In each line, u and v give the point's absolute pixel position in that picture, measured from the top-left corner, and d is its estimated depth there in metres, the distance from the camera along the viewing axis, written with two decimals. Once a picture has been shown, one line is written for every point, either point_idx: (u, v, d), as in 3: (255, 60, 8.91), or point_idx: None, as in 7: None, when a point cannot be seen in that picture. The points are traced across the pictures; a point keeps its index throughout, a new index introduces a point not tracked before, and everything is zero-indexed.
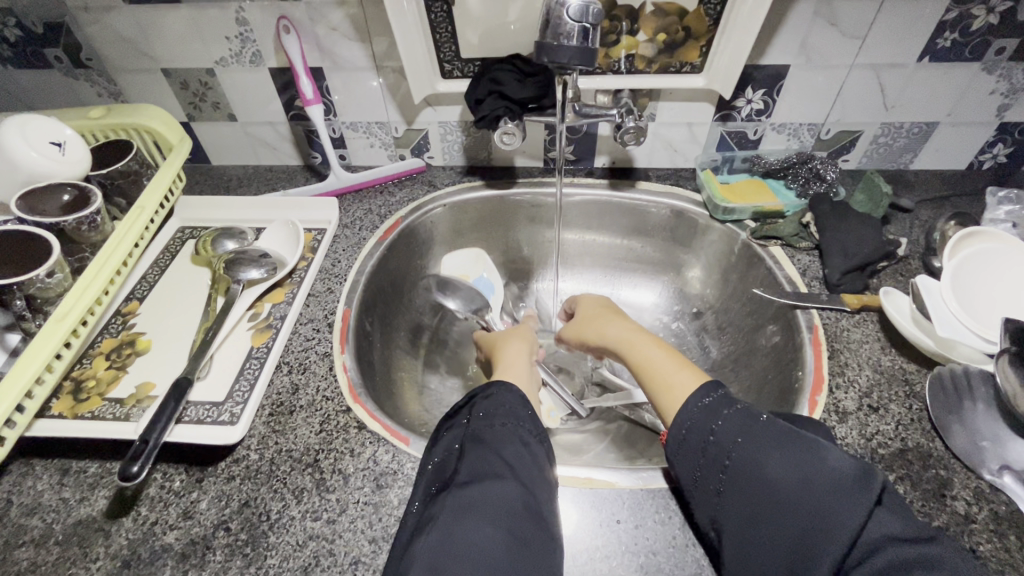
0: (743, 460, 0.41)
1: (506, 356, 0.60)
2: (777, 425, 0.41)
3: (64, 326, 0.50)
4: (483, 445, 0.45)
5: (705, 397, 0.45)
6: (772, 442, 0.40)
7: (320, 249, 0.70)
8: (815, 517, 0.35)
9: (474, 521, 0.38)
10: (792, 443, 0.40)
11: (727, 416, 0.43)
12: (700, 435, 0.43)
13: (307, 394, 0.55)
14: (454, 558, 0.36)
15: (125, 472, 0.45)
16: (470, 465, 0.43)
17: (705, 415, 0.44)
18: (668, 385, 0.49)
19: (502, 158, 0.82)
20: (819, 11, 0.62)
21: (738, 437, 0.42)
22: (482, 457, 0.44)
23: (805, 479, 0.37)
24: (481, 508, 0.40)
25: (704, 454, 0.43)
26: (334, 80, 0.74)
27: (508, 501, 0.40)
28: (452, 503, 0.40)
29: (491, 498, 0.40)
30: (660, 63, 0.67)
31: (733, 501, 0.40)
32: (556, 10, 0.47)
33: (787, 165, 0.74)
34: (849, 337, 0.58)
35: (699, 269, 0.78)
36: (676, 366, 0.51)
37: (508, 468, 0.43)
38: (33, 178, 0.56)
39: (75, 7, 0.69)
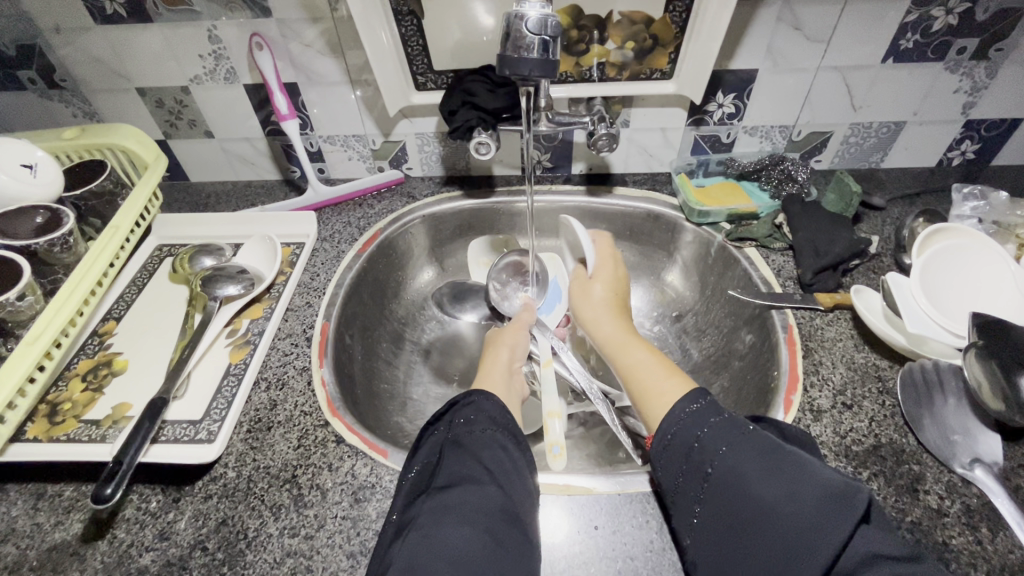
0: (725, 469, 0.41)
1: (494, 361, 0.60)
2: (761, 437, 0.42)
3: (36, 349, 0.50)
4: (463, 450, 0.45)
5: (693, 403, 0.46)
6: (759, 453, 0.41)
7: (298, 263, 0.70)
8: (796, 525, 0.36)
9: (454, 523, 0.39)
10: (779, 454, 0.40)
11: (713, 425, 0.44)
12: (687, 442, 0.44)
13: (285, 409, 0.55)
14: (431, 559, 0.36)
15: (98, 494, 0.44)
16: (448, 469, 0.44)
17: (693, 420, 0.45)
18: (657, 392, 0.51)
19: (480, 168, 0.83)
20: (783, 16, 0.63)
21: (722, 446, 0.42)
22: (462, 461, 0.44)
23: (789, 490, 0.37)
24: (460, 510, 0.40)
25: (689, 460, 0.44)
26: (309, 95, 0.75)
27: (487, 505, 0.41)
28: (433, 505, 0.40)
29: (470, 502, 0.40)
30: (631, 70, 0.68)
31: (715, 508, 0.41)
32: (515, 23, 0.47)
33: (760, 167, 0.75)
34: (823, 336, 0.59)
35: (677, 272, 0.79)
36: (664, 373, 0.53)
37: (487, 473, 0.43)
38: (3, 201, 0.56)
39: (47, 30, 0.70)
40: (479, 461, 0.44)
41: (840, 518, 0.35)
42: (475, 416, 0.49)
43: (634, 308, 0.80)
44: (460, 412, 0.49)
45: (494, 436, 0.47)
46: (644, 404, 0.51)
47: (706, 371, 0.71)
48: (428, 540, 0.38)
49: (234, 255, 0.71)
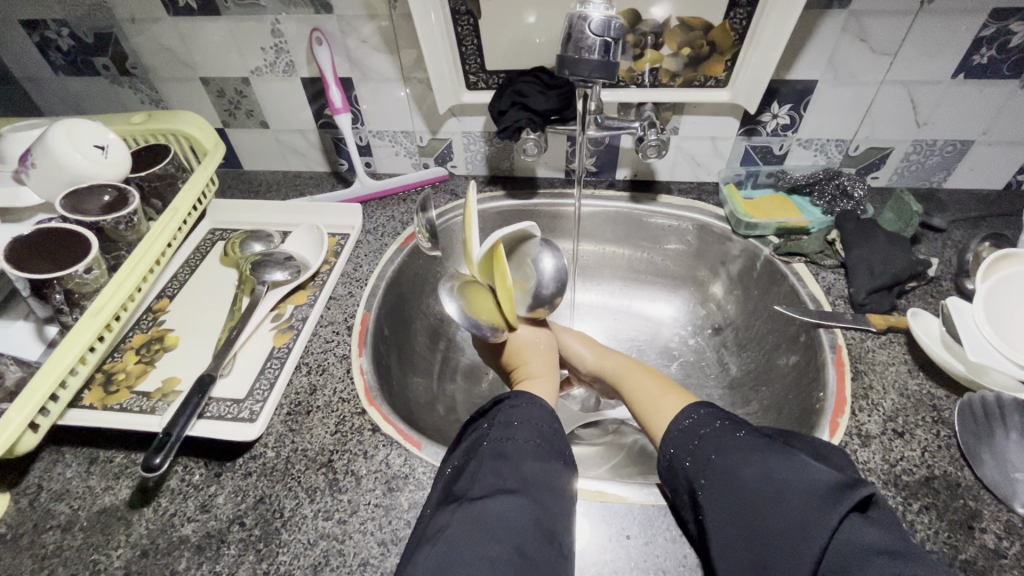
0: (716, 476, 0.41)
1: (528, 360, 0.62)
2: (753, 439, 0.42)
3: (98, 321, 0.52)
4: (501, 459, 0.45)
5: (685, 419, 0.47)
6: (748, 455, 0.40)
7: (342, 253, 0.72)
8: (786, 525, 0.35)
9: (481, 535, 0.39)
10: (772, 455, 0.39)
11: (704, 436, 0.45)
12: (682, 451, 0.45)
13: (324, 395, 0.57)
14: (455, 571, 0.37)
15: (148, 464, 0.46)
16: (485, 478, 0.43)
17: (685, 434, 0.46)
18: (658, 407, 0.52)
19: (524, 169, 0.83)
20: (847, 27, 0.61)
21: (713, 453, 0.43)
22: (498, 466, 0.44)
23: (776, 490, 0.37)
24: (493, 523, 0.40)
25: (686, 467, 0.44)
26: (362, 90, 0.76)
27: (520, 517, 0.40)
28: (466, 513, 0.40)
29: (506, 514, 0.40)
30: (684, 77, 0.67)
31: (712, 514, 0.40)
32: (578, 24, 0.47)
33: (814, 181, 0.73)
34: (875, 359, 0.56)
35: (720, 284, 0.77)
36: (664, 388, 0.54)
37: (523, 484, 0.43)
38: (77, 178, 0.59)
39: (123, 19, 0.73)
40: (501, 467, 0.44)
41: (829, 512, 0.34)
42: (503, 419, 0.49)
43: (672, 318, 0.80)
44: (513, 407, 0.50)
45: (531, 444, 0.46)
46: (649, 420, 0.52)
47: (746, 387, 0.69)
48: (452, 553, 0.38)
49: (283, 243, 0.73)
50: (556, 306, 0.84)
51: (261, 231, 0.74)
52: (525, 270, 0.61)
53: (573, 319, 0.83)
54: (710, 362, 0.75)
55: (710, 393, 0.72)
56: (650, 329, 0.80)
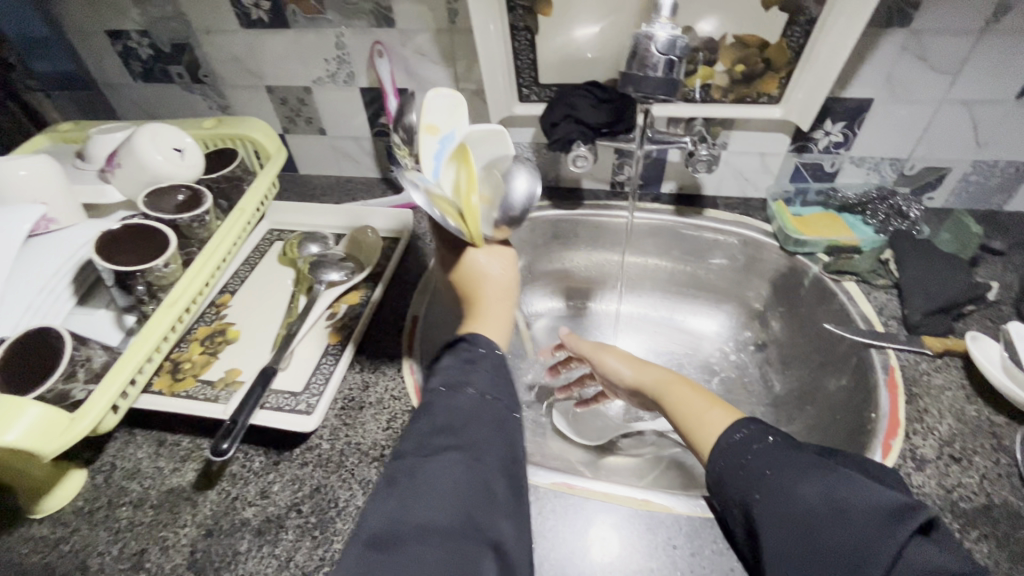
0: (771, 494, 0.41)
1: (486, 298, 0.52)
2: (806, 456, 0.43)
3: (173, 312, 0.56)
4: (433, 413, 0.42)
5: (737, 432, 0.46)
6: (807, 473, 0.41)
7: (394, 256, 0.74)
8: (853, 544, 0.36)
9: (424, 495, 0.37)
10: (831, 475, 0.40)
11: (757, 450, 0.44)
12: (734, 465, 0.44)
13: (376, 392, 0.59)
14: (399, 533, 0.35)
15: (216, 448, 0.49)
16: (430, 431, 0.41)
17: (737, 448, 0.45)
18: (703, 421, 0.50)
19: (569, 180, 0.85)
20: (907, 46, 0.61)
21: (768, 469, 0.43)
22: (433, 419, 0.41)
23: (841, 510, 0.38)
24: (432, 482, 0.37)
25: (739, 481, 0.44)
26: (417, 100, 0.79)
27: (450, 475, 0.38)
28: (407, 469, 0.38)
29: (445, 474, 0.38)
30: (736, 93, 0.67)
31: (770, 529, 0.40)
32: (642, 44, 0.48)
33: (867, 200, 0.72)
34: (929, 382, 0.55)
35: (765, 300, 0.77)
36: (708, 402, 0.52)
37: (465, 442, 0.40)
38: (156, 178, 0.63)
39: (199, 31, 0.78)
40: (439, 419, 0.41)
41: (892, 532, 0.36)
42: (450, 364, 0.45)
43: (715, 332, 0.80)
44: (463, 354, 0.46)
45: (476, 399, 0.42)
46: (694, 438, 0.50)
47: (791, 405, 0.68)
48: (397, 513, 0.36)
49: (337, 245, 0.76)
50: (601, 314, 0.86)
51: (317, 233, 0.78)
52: (491, 178, 0.55)
53: (617, 327, 0.85)
54: (752, 379, 0.75)
55: (752, 409, 0.72)
56: (691, 342, 0.81)
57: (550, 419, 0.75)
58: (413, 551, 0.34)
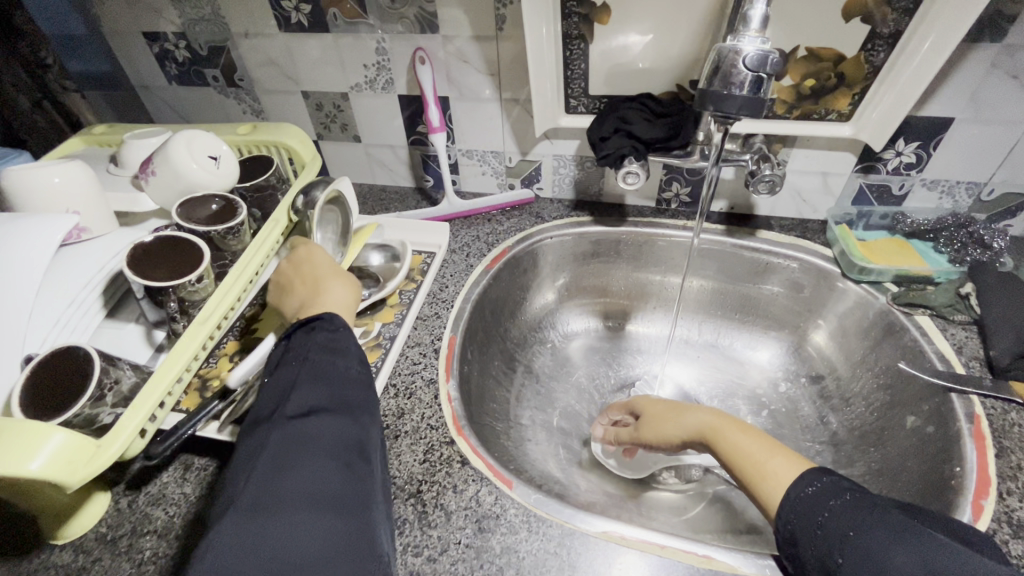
0: (857, 558, 0.37)
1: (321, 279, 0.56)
2: (894, 518, 0.38)
3: (205, 329, 0.53)
4: (329, 377, 0.44)
5: (807, 486, 0.43)
6: (897, 537, 0.36)
7: (429, 272, 0.71)
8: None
9: (305, 460, 0.37)
10: (925, 542, 0.35)
11: (835, 507, 0.40)
12: (810, 526, 0.40)
13: (412, 420, 0.55)
14: (278, 498, 0.35)
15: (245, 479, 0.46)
16: (300, 396, 0.42)
17: (812, 502, 0.42)
18: (762, 474, 0.46)
19: (612, 195, 0.81)
20: (999, 62, 0.56)
21: (850, 530, 0.38)
22: (314, 385, 0.43)
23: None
24: (309, 445, 0.38)
25: (817, 544, 0.39)
26: (457, 109, 0.76)
27: (335, 437, 0.40)
28: (282, 435, 0.39)
29: (329, 434, 0.40)
30: (802, 109, 0.63)
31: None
32: (729, 57, 0.44)
33: (940, 227, 0.67)
34: (1021, 434, 0.50)
35: (822, 330, 0.72)
36: (767, 448, 0.47)
37: (347, 403, 0.43)
38: (189, 187, 0.61)
39: (237, 34, 0.76)
40: (325, 375, 0.44)
41: None
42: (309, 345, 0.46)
43: (766, 361, 0.75)
44: (325, 335, 0.47)
45: (306, 397, 0.42)
46: (757, 488, 0.46)
47: (852, 446, 0.63)
48: (283, 479, 0.36)
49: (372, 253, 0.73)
50: (648, 338, 0.82)
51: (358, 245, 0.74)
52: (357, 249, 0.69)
53: (661, 351, 0.81)
54: (806, 414, 0.70)
55: (808, 448, 0.67)
56: (737, 373, 0.76)
57: (588, 449, 0.71)
58: (292, 517, 0.35)
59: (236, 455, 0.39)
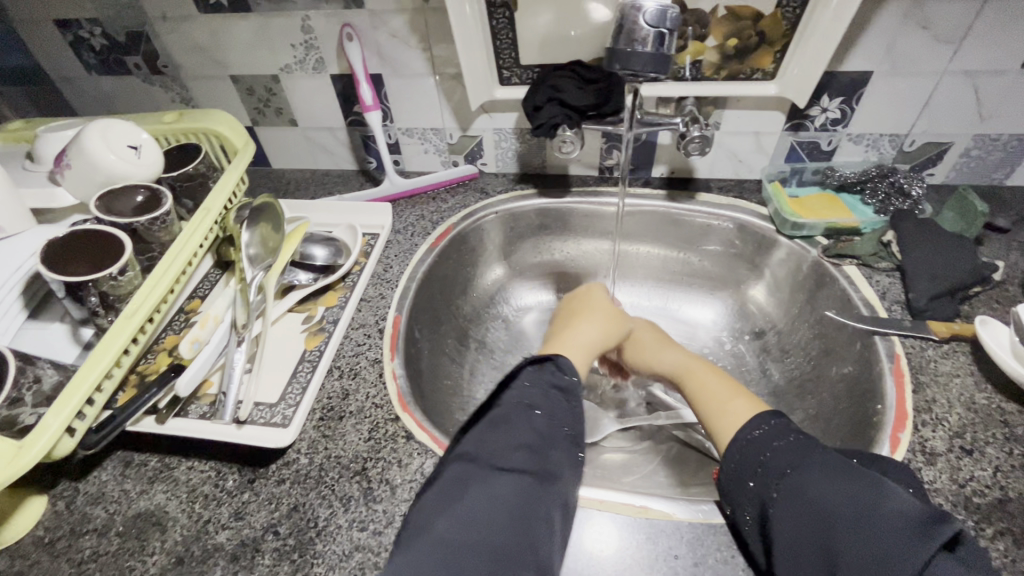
0: (790, 488, 0.39)
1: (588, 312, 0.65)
2: (832, 456, 0.40)
3: (133, 324, 0.51)
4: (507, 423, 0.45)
5: (755, 428, 0.45)
6: (832, 475, 0.38)
7: (373, 254, 0.70)
8: (872, 552, 0.33)
9: (496, 514, 0.39)
10: (857, 477, 0.38)
11: (779, 447, 0.43)
12: (750, 463, 0.43)
13: (357, 400, 0.55)
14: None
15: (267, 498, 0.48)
16: (477, 445, 0.43)
17: (759, 443, 0.44)
18: (724, 409, 0.50)
19: (556, 166, 0.81)
20: (910, 13, 0.57)
21: (788, 468, 0.41)
22: (515, 443, 0.43)
23: (861, 514, 0.35)
24: (503, 502, 0.40)
25: (756, 477, 0.42)
26: (392, 86, 0.75)
27: (531, 498, 0.41)
28: (477, 491, 0.40)
29: (518, 496, 0.40)
30: (729, 69, 0.64)
31: (783, 530, 0.38)
32: (630, 15, 0.46)
33: (865, 179, 0.69)
34: (937, 369, 0.53)
35: (762, 287, 0.74)
36: (731, 391, 0.52)
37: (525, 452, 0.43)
38: (110, 179, 0.58)
39: (155, 17, 0.73)
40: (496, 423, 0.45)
41: (914, 539, 0.33)
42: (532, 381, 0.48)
43: (711, 320, 0.77)
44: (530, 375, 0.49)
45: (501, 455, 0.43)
46: (714, 422, 0.50)
47: (791, 395, 0.66)
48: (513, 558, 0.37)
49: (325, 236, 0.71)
50: None
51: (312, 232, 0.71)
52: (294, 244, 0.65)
53: None
54: (750, 368, 0.72)
55: None
56: (687, 333, 0.77)
57: None
58: None
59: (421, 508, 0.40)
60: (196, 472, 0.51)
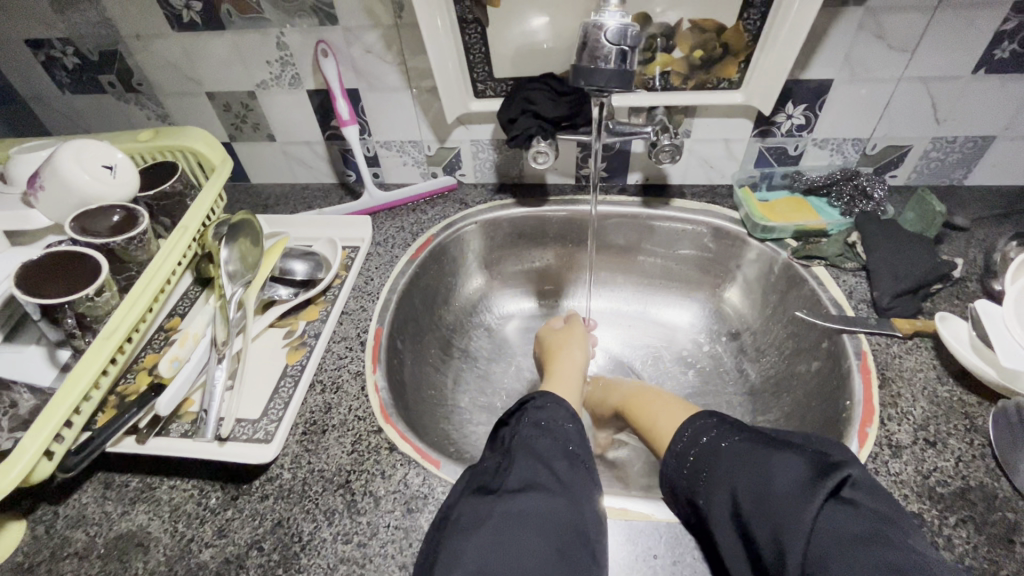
0: (714, 476, 0.41)
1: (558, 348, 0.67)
2: (743, 438, 0.42)
3: (111, 344, 0.51)
4: (530, 450, 0.46)
5: (687, 430, 0.48)
6: (737, 459, 0.40)
7: (353, 267, 0.71)
8: (771, 521, 0.35)
9: (524, 532, 0.39)
10: (755, 454, 0.39)
11: (698, 444, 0.45)
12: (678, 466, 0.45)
13: (339, 413, 0.56)
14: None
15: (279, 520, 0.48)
16: (519, 472, 0.44)
17: (682, 444, 0.46)
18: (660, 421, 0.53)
19: (534, 175, 0.82)
20: (865, 23, 0.60)
21: (706, 462, 0.42)
22: (533, 465, 0.44)
23: (759, 490, 0.37)
24: (529, 518, 0.40)
25: (686, 479, 0.44)
26: (369, 100, 0.76)
27: (556, 517, 0.41)
28: (502, 510, 0.41)
29: (543, 514, 0.41)
30: (696, 79, 0.66)
31: (717, 524, 0.39)
32: (593, 33, 0.48)
33: (831, 182, 0.71)
34: (902, 365, 0.55)
35: (736, 289, 0.76)
36: (672, 407, 0.55)
37: (554, 481, 0.44)
38: (85, 200, 0.58)
39: (128, 36, 0.73)
40: (538, 453, 0.46)
41: (803, 502, 0.34)
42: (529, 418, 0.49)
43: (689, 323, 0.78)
44: (544, 409, 0.50)
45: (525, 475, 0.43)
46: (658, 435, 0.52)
47: (767, 393, 0.67)
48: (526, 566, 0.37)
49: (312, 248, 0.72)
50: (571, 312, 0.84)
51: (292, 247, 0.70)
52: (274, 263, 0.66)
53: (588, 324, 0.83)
54: (727, 368, 0.74)
55: (730, 400, 0.70)
56: (666, 335, 0.79)
57: None
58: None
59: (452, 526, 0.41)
60: (179, 491, 0.51)
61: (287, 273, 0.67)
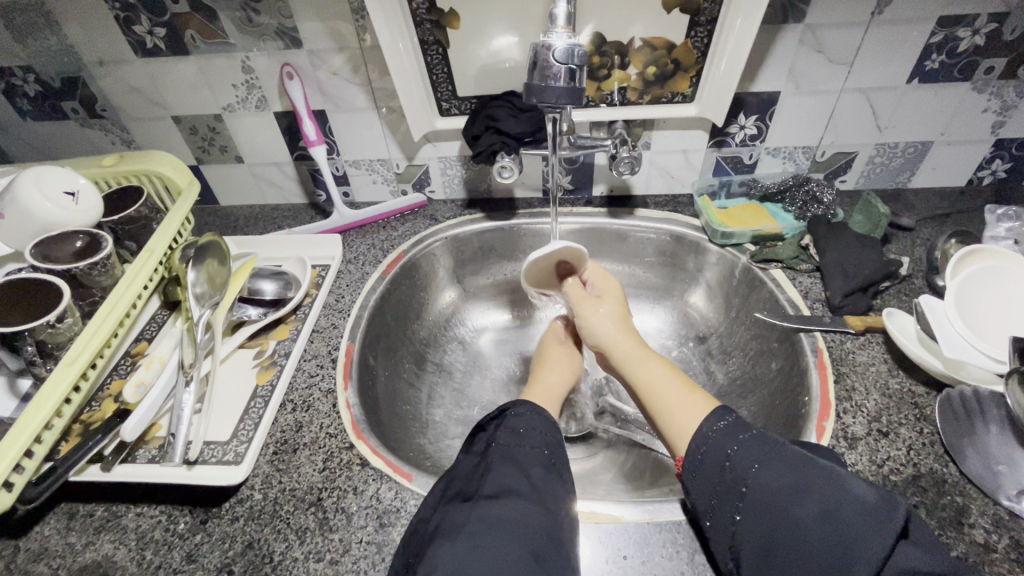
0: (760, 486, 0.41)
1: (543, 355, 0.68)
2: (792, 450, 0.42)
3: (73, 371, 0.50)
4: (509, 460, 0.47)
5: (721, 419, 0.47)
6: (795, 467, 0.40)
7: (324, 285, 0.71)
8: (839, 545, 0.35)
9: (501, 538, 0.40)
10: (815, 470, 0.40)
11: (742, 442, 0.44)
12: (715, 460, 0.44)
13: (310, 431, 0.56)
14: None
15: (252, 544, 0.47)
16: (496, 478, 0.45)
17: (722, 439, 0.45)
18: (677, 408, 0.51)
19: (501, 191, 0.84)
20: (805, 39, 0.63)
21: (755, 463, 0.42)
22: (506, 471, 0.46)
23: (827, 508, 0.37)
24: (506, 526, 0.41)
25: (721, 477, 0.43)
26: (336, 121, 0.77)
27: (527, 521, 0.42)
28: (478, 516, 0.41)
29: (512, 517, 0.41)
30: (652, 94, 0.69)
31: (752, 528, 0.40)
32: (543, 53, 0.51)
33: (785, 188, 0.75)
34: (855, 360, 0.57)
35: (700, 293, 0.78)
36: (685, 389, 0.53)
37: (528, 488, 0.45)
38: (46, 227, 0.57)
39: (91, 63, 0.73)
40: (515, 457, 0.47)
41: (882, 530, 0.35)
42: (512, 426, 0.50)
43: (657, 329, 0.80)
44: (511, 421, 0.51)
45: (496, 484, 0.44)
46: (670, 425, 0.51)
47: (734, 394, 0.69)
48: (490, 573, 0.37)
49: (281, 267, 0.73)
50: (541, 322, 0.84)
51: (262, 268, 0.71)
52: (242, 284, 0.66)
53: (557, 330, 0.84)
54: (696, 371, 0.75)
55: None
56: None
57: None
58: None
59: (435, 529, 0.42)
60: (145, 518, 0.50)
61: (256, 295, 0.68)
